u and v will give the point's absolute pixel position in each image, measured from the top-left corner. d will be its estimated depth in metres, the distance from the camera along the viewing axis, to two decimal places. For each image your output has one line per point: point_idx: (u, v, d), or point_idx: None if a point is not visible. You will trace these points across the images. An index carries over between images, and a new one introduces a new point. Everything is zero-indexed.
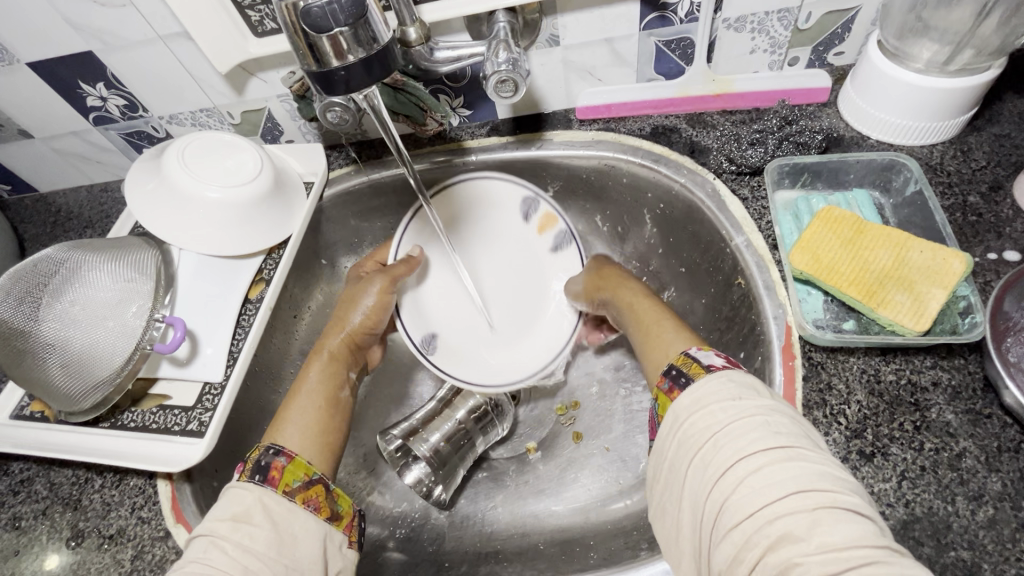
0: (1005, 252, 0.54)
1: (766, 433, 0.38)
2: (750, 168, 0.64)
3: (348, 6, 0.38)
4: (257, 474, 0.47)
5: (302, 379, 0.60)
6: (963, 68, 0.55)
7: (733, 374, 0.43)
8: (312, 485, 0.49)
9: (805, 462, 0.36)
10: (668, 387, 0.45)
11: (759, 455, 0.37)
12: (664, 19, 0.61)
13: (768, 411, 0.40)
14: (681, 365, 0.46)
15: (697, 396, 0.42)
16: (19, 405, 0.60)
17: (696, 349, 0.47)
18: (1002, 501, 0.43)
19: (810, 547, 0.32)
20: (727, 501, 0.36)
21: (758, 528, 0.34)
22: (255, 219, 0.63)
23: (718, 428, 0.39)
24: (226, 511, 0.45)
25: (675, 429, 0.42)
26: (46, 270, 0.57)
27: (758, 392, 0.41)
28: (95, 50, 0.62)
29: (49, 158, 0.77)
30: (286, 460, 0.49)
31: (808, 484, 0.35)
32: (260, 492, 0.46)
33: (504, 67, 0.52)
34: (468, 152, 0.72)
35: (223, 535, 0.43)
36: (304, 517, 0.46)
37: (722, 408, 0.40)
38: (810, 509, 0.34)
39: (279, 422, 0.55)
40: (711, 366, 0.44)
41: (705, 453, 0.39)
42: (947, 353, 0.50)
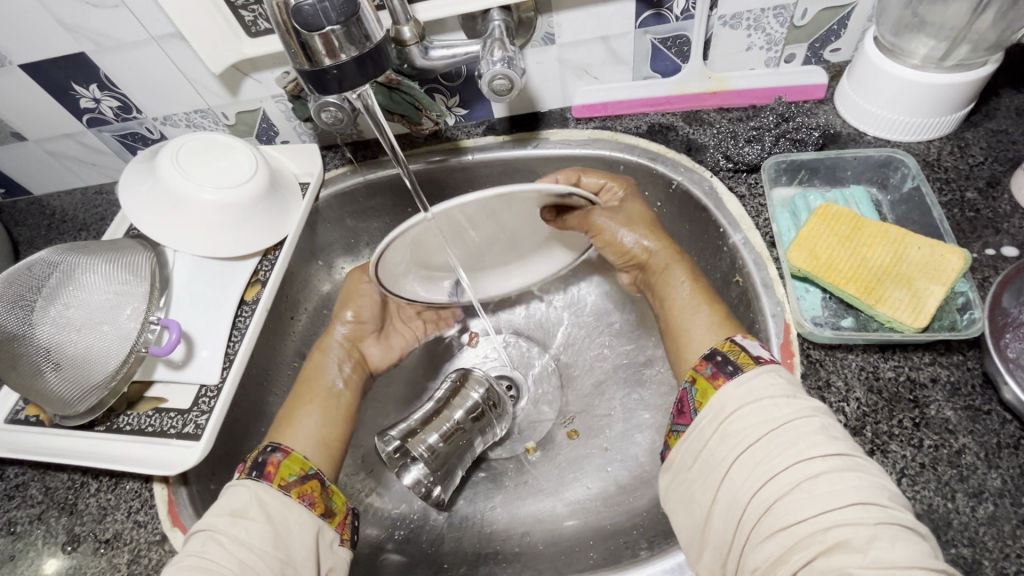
0: (1003, 247, 0.54)
1: (827, 438, 0.38)
2: (747, 165, 0.63)
3: (339, 4, 0.38)
4: (254, 471, 0.48)
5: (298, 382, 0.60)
6: (960, 64, 0.55)
7: (783, 373, 0.43)
8: (307, 480, 0.49)
9: (862, 473, 0.37)
10: (711, 372, 0.45)
11: (818, 460, 0.37)
12: (659, 17, 0.61)
13: (823, 414, 0.40)
14: (727, 352, 0.46)
15: (748, 388, 0.42)
16: (14, 409, 0.59)
17: (741, 337, 0.47)
18: (1002, 498, 0.43)
19: (866, 560, 0.33)
20: (778, 501, 0.36)
21: (811, 534, 0.35)
22: (251, 219, 0.63)
23: (774, 427, 0.39)
24: (225, 506, 0.45)
25: (718, 420, 0.42)
26: (40, 273, 0.57)
27: (807, 395, 0.42)
28: (88, 52, 0.61)
29: (43, 160, 0.77)
30: (282, 455, 0.50)
31: (867, 496, 0.35)
32: (256, 487, 0.46)
33: (499, 65, 0.51)
34: (463, 151, 0.72)
35: (221, 530, 0.43)
36: (298, 511, 0.46)
37: (778, 405, 0.41)
38: (869, 522, 0.34)
39: (285, 424, 0.56)
40: (760, 359, 0.44)
41: (756, 450, 0.39)
42: (946, 349, 0.50)
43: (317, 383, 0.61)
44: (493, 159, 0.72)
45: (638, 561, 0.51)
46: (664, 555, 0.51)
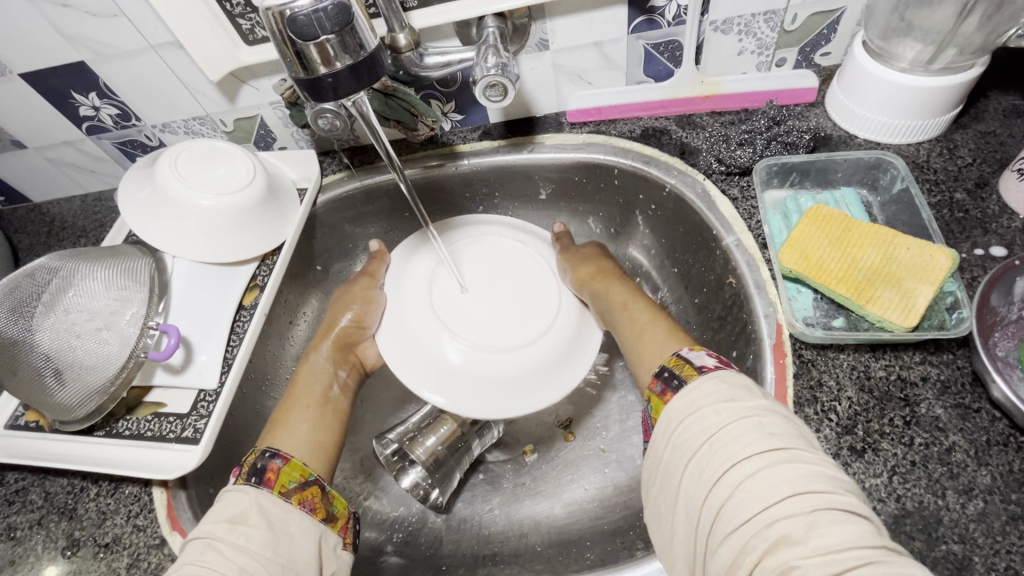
0: (992, 247, 0.54)
1: (761, 435, 0.38)
2: (740, 168, 0.64)
3: (334, 14, 0.38)
4: (253, 477, 0.48)
5: (291, 382, 0.61)
6: (948, 67, 0.56)
7: (724, 376, 0.43)
8: (307, 486, 0.49)
9: (801, 463, 0.37)
10: (661, 389, 0.46)
11: (753, 458, 0.37)
12: (652, 22, 0.62)
13: (760, 411, 0.40)
14: (673, 367, 0.47)
15: (690, 400, 0.43)
16: (15, 415, 0.60)
17: (688, 351, 0.48)
18: (992, 494, 0.44)
19: (807, 550, 0.33)
20: (724, 506, 0.37)
21: (756, 533, 0.35)
22: (246, 227, 0.63)
23: (713, 433, 0.40)
24: (223, 513, 0.45)
25: (668, 433, 0.43)
26: (40, 279, 0.57)
27: (748, 392, 0.42)
28: (88, 61, 0.62)
29: (43, 167, 0.77)
30: (282, 462, 0.50)
31: (804, 485, 0.35)
32: (256, 494, 0.46)
33: (493, 71, 0.52)
34: (460, 157, 0.73)
35: (219, 537, 0.43)
36: (300, 517, 0.46)
37: (715, 411, 0.41)
38: (807, 512, 0.34)
39: (278, 425, 0.56)
40: (704, 368, 0.45)
41: (700, 458, 0.39)
42: (936, 348, 0.50)
43: (312, 387, 0.60)
44: (489, 163, 0.73)
45: (634, 560, 0.52)
46: (660, 554, 0.52)
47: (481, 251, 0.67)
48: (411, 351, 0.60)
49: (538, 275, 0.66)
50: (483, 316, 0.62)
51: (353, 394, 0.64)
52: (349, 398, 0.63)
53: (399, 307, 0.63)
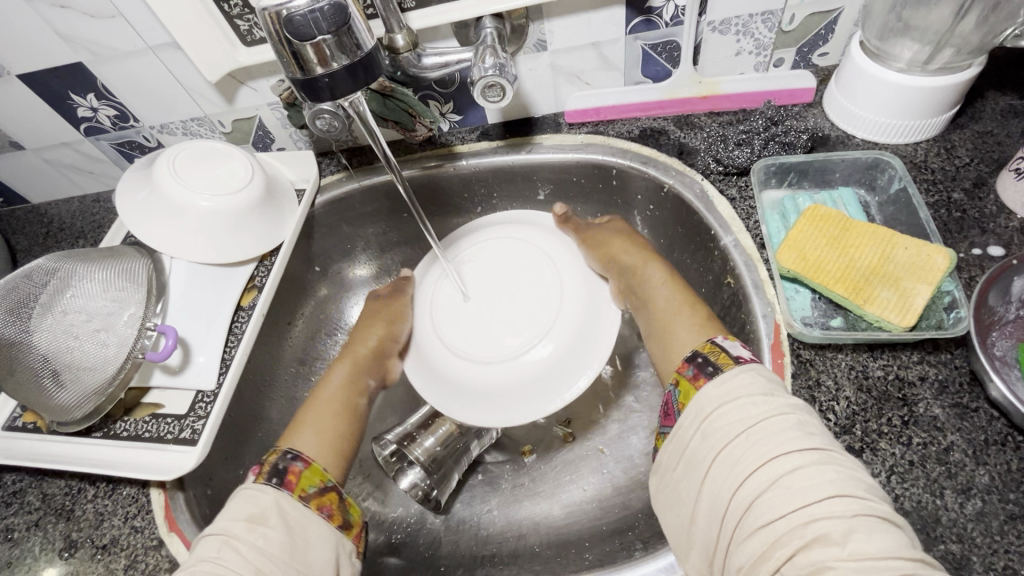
0: (989, 247, 0.54)
1: (801, 434, 0.38)
2: (737, 168, 0.64)
3: (330, 14, 0.38)
4: (274, 477, 0.48)
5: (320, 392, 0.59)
6: (944, 67, 0.56)
7: (763, 372, 0.44)
8: (326, 491, 0.49)
9: (840, 467, 0.37)
10: (692, 374, 0.46)
11: (794, 455, 0.37)
12: (649, 23, 0.62)
13: (800, 411, 0.40)
14: (708, 353, 0.47)
15: (727, 388, 0.43)
16: (12, 416, 0.60)
17: (722, 339, 0.48)
18: (990, 494, 0.44)
19: (845, 552, 0.33)
20: (757, 499, 0.36)
21: (790, 529, 0.34)
22: (245, 228, 0.64)
23: (751, 426, 0.40)
24: (241, 511, 0.45)
25: (701, 420, 0.42)
26: (38, 280, 0.57)
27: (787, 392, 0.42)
28: (85, 62, 0.62)
29: (41, 169, 0.77)
30: (303, 465, 0.50)
31: (844, 488, 0.35)
32: (277, 495, 0.46)
33: (491, 72, 0.52)
34: (458, 157, 0.73)
35: (238, 536, 0.43)
36: (318, 521, 0.46)
37: (757, 404, 0.41)
38: (846, 515, 0.34)
39: (308, 438, 0.54)
40: (739, 358, 0.45)
41: (735, 449, 0.39)
42: (933, 348, 0.50)
43: (345, 399, 0.59)
44: (487, 164, 0.73)
45: (632, 561, 0.52)
46: (658, 555, 0.51)
47: (487, 253, 0.68)
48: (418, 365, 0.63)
49: (542, 268, 0.66)
50: (487, 322, 0.64)
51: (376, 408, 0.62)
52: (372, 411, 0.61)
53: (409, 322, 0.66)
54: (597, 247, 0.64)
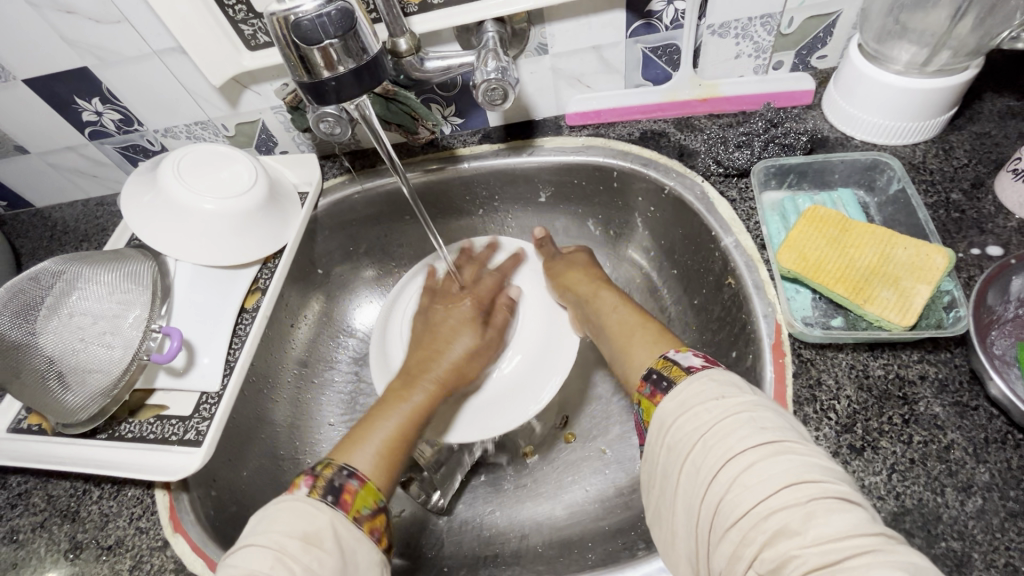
0: (988, 246, 0.55)
1: (753, 430, 0.38)
2: (737, 170, 0.65)
3: (337, 19, 0.39)
4: (330, 495, 0.44)
5: (387, 407, 0.55)
6: (942, 69, 0.56)
7: (714, 374, 0.43)
8: (378, 514, 0.46)
9: (794, 455, 0.37)
10: (650, 392, 0.46)
11: (748, 451, 0.37)
12: (649, 26, 0.62)
13: (752, 406, 0.40)
14: (662, 369, 0.47)
15: (681, 400, 0.43)
16: (18, 418, 0.60)
17: (674, 352, 0.48)
18: (991, 491, 0.44)
19: (806, 540, 0.33)
20: (722, 501, 0.36)
21: (753, 525, 0.34)
22: (249, 229, 0.64)
23: (706, 430, 0.40)
24: (295, 528, 0.41)
25: (663, 435, 0.42)
26: (44, 283, 0.58)
27: (741, 388, 0.42)
28: (90, 66, 0.63)
29: (45, 172, 0.78)
30: (359, 484, 0.46)
31: (798, 476, 0.35)
32: (333, 517, 0.43)
33: (493, 76, 0.53)
34: (459, 160, 0.73)
35: (292, 556, 0.39)
36: (369, 547, 0.43)
37: (710, 407, 0.41)
38: (803, 502, 0.34)
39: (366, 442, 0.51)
40: (691, 368, 0.45)
41: (696, 456, 0.39)
42: (933, 347, 0.51)
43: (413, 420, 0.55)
44: (488, 166, 0.73)
45: (635, 560, 0.52)
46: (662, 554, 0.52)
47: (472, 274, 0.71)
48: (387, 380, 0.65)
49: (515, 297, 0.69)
50: None
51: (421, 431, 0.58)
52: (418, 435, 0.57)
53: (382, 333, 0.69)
54: (555, 278, 0.69)
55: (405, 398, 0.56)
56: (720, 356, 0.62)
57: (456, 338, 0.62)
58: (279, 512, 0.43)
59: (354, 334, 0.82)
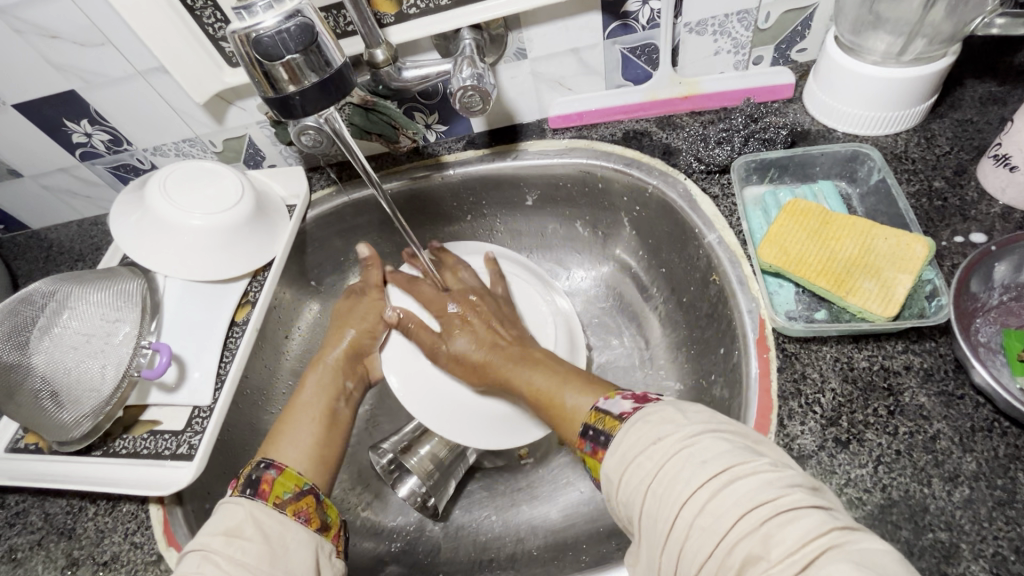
0: (971, 234, 0.54)
1: (695, 466, 0.37)
2: (719, 166, 0.64)
3: (297, 35, 0.40)
4: (249, 488, 0.47)
5: (295, 392, 0.61)
6: (918, 58, 0.57)
7: (646, 416, 0.42)
8: (302, 496, 0.48)
9: (740, 479, 0.36)
10: (591, 450, 0.44)
11: (697, 491, 0.36)
12: (626, 27, 0.62)
13: (689, 441, 0.39)
14: (596, 423, 0.45)
15: (622, 454, 0.41)
16: (14, 438, 0.61)
17: (604, 401, 0.46)
18: (978, 481, 0.44)
19: (771, 565, 0.32)
20: (686, 544, 0.35)
21: (720, 562, 0.34)
22: (238, 243, 0.65)
23: (654, 479, 0.38)
24: (219, 525, 0.44)
25: (616, 491, 0.40)
26: (37, 304, 0.59)
27: (674, 423, 0.40)
28: (77, 89, 0.64)
29: (39, 195, 0.79)
30: (277, 472, 0.49)
31: (750, 501, 0.34)
32: (252, 507, 0.45)
33: (469, 82, 0.53)
34: (445, 167, 0.74)
35: (215, 550, 0.42)
36: (295, 528, 0.45)
37: (651, 458, 0.39)
38: (760, 525, 0.33)
39: (274, 438, 0.55)
40: (624, 416, 0.43)
41: (651, 507, 0.38)
42: (918, 336, 0.50)
43: (323, 402, 0.60)
44: (474, 172, 0.74)
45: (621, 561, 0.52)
46: None
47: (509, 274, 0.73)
48: (405, 349, 0.68)
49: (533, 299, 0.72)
50: None
51: (359, 407, 0.64)
52: (354, 410, 0.63)
53: (408, 309, 0.70)
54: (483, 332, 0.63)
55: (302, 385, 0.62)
56: (709, 353, 0.62)
57: (358, 317, 0.67)
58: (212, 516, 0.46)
59: None
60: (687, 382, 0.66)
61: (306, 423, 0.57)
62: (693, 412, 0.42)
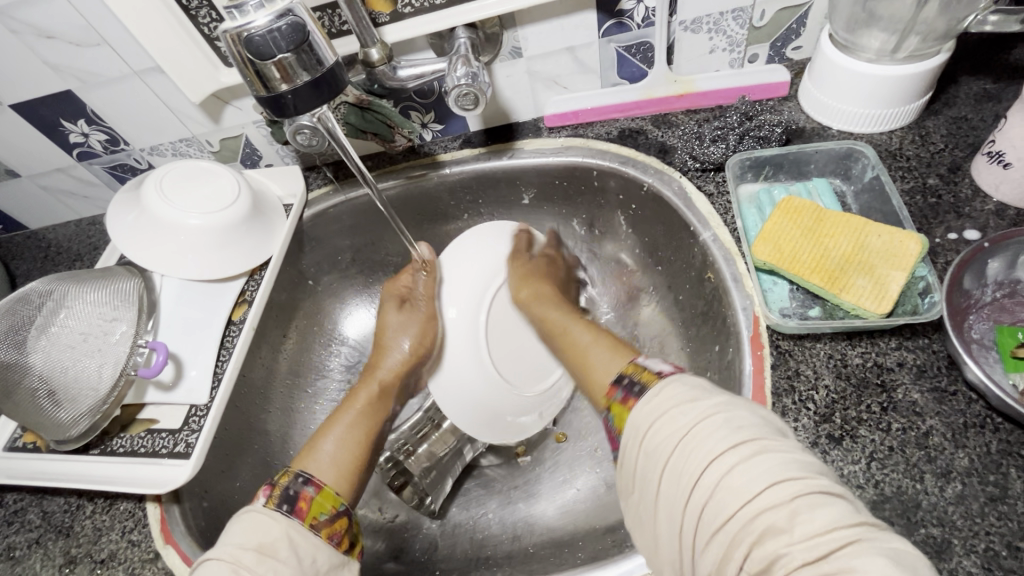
0: (965, 231, 0.55)
1: (730, 429, 0.37)
2: (714, 164, 0.65)
3: (288, 33, 0.40)
4: (285, 504, 0.46)
5: (344, 403, 0.58)
6: (912, 56, 0.57)
7: (683, 378, 0.42)
8: (337, 518, 0.48)
9: (771, 453, 0.36)
10: (622, 397, 0.44)
11: (727, 453, 0.36)
12: (621, 26, 0.63)
13: (726, 407, 0.39)
14: (631, 373, 0.45)
15: (655, 407, 0.41)
16: (11, 437, 0.61)
17: (644, 356, 0.46)
18: (970, 477, 0.44)
19: (794, 537, 0.32)
20: (706, 506, 0.36)
21: (741, 526, 0.34)
22: (236, 241, 0.65)
23: (684, 436, 0.38)
24: (250, 540, 0.43)
25: (639, 442, 0.41)
26: (34, 304, 0.59)
27: (712, 391, 0.41)
28: (75, 89, 0.64)
29: (37, 195, 0.79)
30: (315, 490, 0.48)
31: (780, 473, 0.35)
32: (288, 526, 0.44)
33: (464, 81, 0.53)
34: (441, 166, 0.74)
35: (247, 567, 0.41)
36: (328, 551, 0.45)
37: (686, 412, 0.40)
38: (787, 500, 0.34)
39: (309, 448, 0.53)
40: (662, 372, 0.44)
41: (676, 465, 0.38)
42: (911, 333, 0.50)
43: (371, 420, 0.57)
44: (470, 171, 0.74)
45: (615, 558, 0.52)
46: None
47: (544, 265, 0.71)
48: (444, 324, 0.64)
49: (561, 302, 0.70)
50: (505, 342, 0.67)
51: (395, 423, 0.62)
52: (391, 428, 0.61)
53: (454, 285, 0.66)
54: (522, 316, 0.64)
55: (349, 403, 0.58)
56: (704, 351, 0.62)
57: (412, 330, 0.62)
58: (237, 523, 0.44)
59: (345, 342, 0.82)
60: None
61: (347, 438, 0.54)
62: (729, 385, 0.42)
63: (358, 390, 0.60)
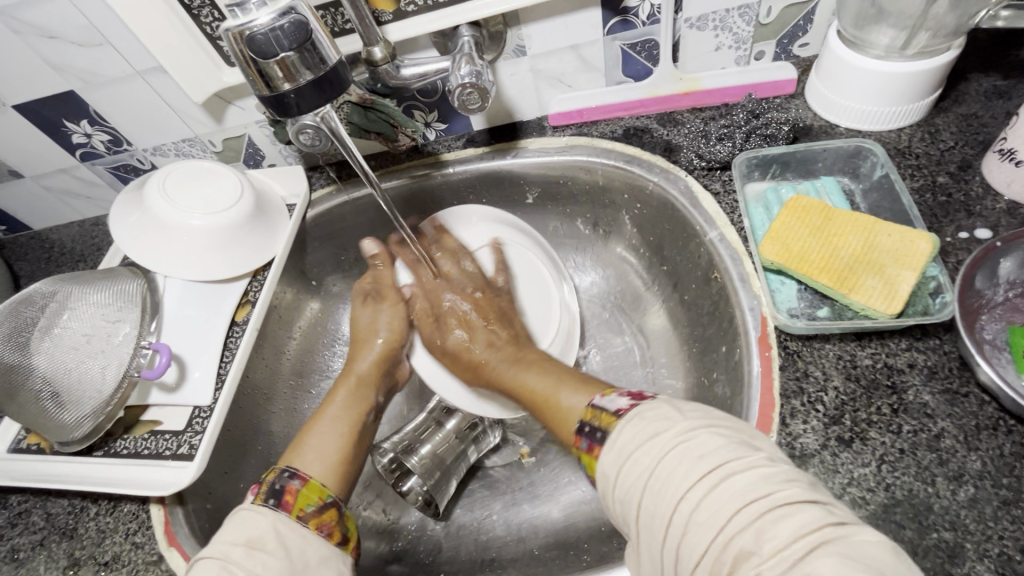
0: (976, 230, 0.54)
1: (691, 461, 0.36)
2: (720, 163, 0.64)
3: (290, 31, 0.39)
4: (273, 497, 0.45)
5: (324, 403, 0.59)
6: (921, 51, 0.56)
7: (641, 412, 0.41)
8: (325, 509, 0.47)
9: (733, 475, 0.35)
10: (587, 446, 0.43)
11: (690, 487, 0.35)
12: (626, 23, 0.62)
13: (684, 435, 0.38)
14: (591, 419, 0.44)
15: (619, 450, 0.40)
16: (16, 439, 0.61)
17: (600, 397, 0.45)
18: (983, 480, 0.43)
19: (764, 559, 0.31)
20: (681, 543, 0.35)
21: (716, 556, 0.33)
22: (239, 242, 0.65)
23: (649, 475, 0.37)
24: (240, 535, 0.42)
25: (612, 490, 0.40)
26: (38, 305, 0.59)
27: (670, 417, 0.40)
28: (77, 89, 0.64)
29: (41, 195, 0.79)
30: (301, 483, 0.48)
31: (743, 496, 0.34)
32: (276, 518, 0.44)
33: (468, 79, 0.53)
34: (445, 165, 0.74)
35: (236, 561, 0.40)
36: (318, 543, 0.44)
37: (645, 452, 0.38)
38: (752, 520, 0.33)
39: (296, 446, 0.53)
40: (620, 411, 0.42)
41: (647, 505, 0.37)
42: (922, 334, 0.50)
43: (360, 412, 0.58)
44: (474, 170, 0.74)
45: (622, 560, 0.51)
46: None
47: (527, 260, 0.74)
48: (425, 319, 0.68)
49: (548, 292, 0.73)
50: None
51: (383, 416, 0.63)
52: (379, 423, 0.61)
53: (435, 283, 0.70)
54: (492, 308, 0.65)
55: (330, 402, 0.59)
56: (711, 352, 0.62)
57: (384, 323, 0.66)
58: (229, 523, 0.44)
59: (348, 342, 0.82)
60: (689, 380, 0.65)
61: (332, 435, 0.54)
62: (688, 407, 0.41)
63: (337, 389, 0.60)
